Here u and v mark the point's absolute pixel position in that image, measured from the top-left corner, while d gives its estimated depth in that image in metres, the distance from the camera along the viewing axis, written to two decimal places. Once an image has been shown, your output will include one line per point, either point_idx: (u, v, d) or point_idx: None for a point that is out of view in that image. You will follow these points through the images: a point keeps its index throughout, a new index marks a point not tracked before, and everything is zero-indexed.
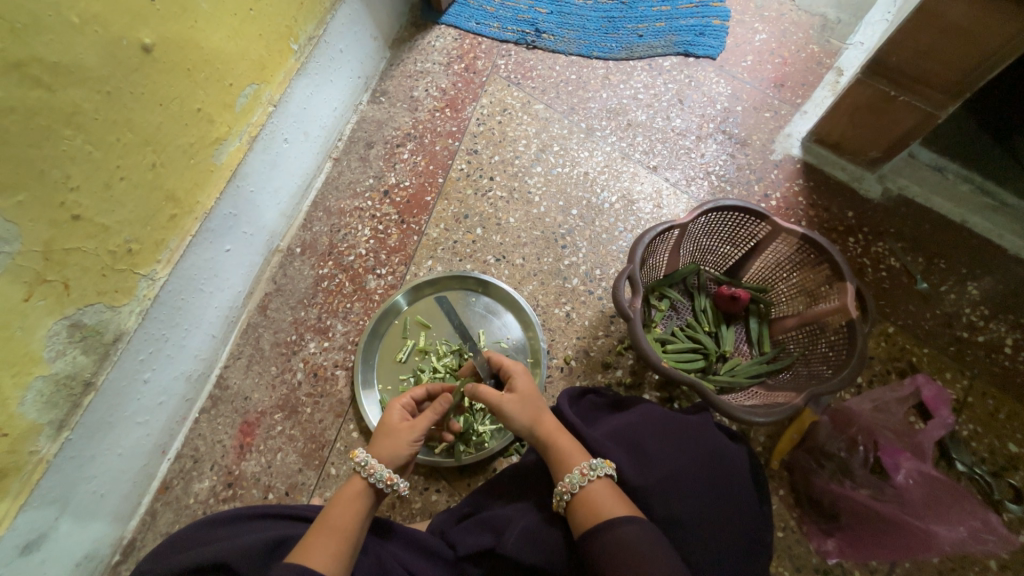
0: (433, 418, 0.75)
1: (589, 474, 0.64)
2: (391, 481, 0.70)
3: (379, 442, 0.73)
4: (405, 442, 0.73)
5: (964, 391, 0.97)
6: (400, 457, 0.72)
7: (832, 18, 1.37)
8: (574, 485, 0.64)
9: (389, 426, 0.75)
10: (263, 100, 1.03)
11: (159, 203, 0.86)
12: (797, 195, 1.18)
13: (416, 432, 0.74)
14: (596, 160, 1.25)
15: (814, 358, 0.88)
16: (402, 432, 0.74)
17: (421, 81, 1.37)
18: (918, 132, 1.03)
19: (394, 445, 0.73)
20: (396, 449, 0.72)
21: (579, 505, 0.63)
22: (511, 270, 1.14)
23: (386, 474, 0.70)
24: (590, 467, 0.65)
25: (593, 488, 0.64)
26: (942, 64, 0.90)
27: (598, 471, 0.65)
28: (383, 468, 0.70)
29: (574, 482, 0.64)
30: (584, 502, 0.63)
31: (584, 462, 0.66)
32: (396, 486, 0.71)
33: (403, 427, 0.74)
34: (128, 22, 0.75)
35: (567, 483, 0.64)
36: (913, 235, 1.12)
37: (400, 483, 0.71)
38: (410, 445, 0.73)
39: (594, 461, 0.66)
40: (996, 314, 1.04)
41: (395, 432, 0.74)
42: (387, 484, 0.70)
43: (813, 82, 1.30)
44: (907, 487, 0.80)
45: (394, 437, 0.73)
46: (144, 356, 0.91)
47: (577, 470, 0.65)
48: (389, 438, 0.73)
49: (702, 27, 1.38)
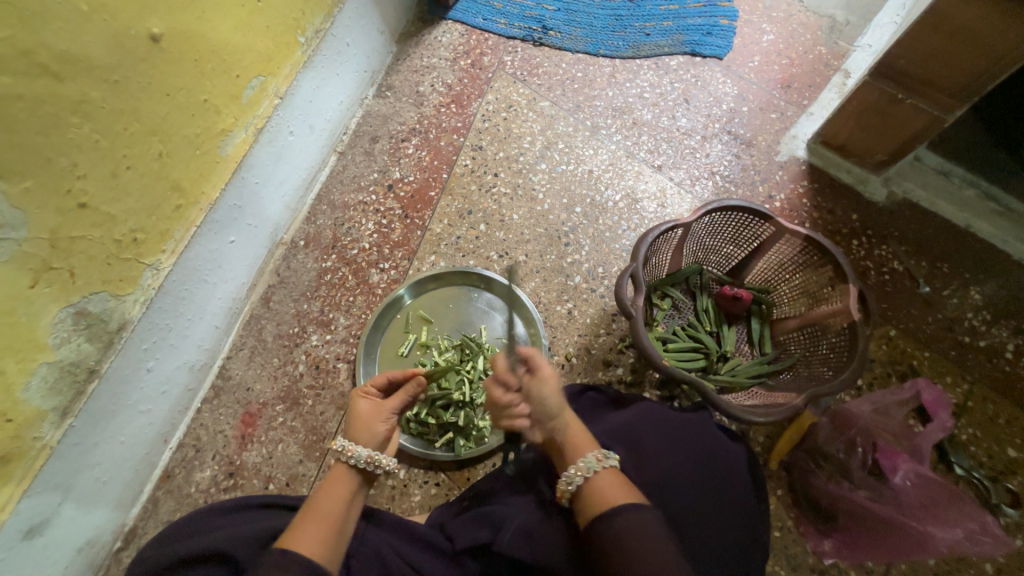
0: (405, 399, 0.76)
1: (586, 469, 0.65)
2: (371, 460, 0.70)
3: (353, 427, 0.74)
4: (380, 425, 0.74)
5: (964, 396, 0.97)
6: (378, 437, 0.73)
7: (841, 20, 1.37)
8: (569, 480, 0.65)
9: (358, 411, 0.75)
10: (270, 92, 1.03)
11: (165, 193, 0.87)
12: (802, 197, 1.18)
13: (389, 410, 0.76)
14: (601, 158, 1.25)
15: (815, 359, 0.89)
16: (374, 415, 0.75)
17: (427, 76, 1.37)
18: (924, 135, 1.02)
19: (369, 427, 0.73)
20: (373, 432, 0.73)
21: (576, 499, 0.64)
22: (514, 267, 1.14)
23: (364, 453, 0.70)
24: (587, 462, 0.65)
25: (597, 480, 0.63)
26: (953, 66, 0.89)
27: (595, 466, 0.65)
28: (361, 448, 0.70)
29: (570, 477, 0.65)
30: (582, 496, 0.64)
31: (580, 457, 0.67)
32: (378, 463, 0.71)
33: (378, 412, 0.75)
34: (136, 11, 0.75)
35: (563, 479, 0.65)
36: (916, 239, 1.11)
37: (382, 460, 0.71)
38: (386, 422, 0.75)
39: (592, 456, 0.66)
40: (999, 319, 1.03)
41: (369, 417, 0.74)
42: (367, 463, 0.70)
43: (820, 83, 1.29)
44: (904, 489, 0.79)
45: (368, 419, 0.74)
46: (147, 346, 0.92)
47: (593, 456, 0.65)
48: (362, 421, 0.74)
49: (710, 27, 1.38)
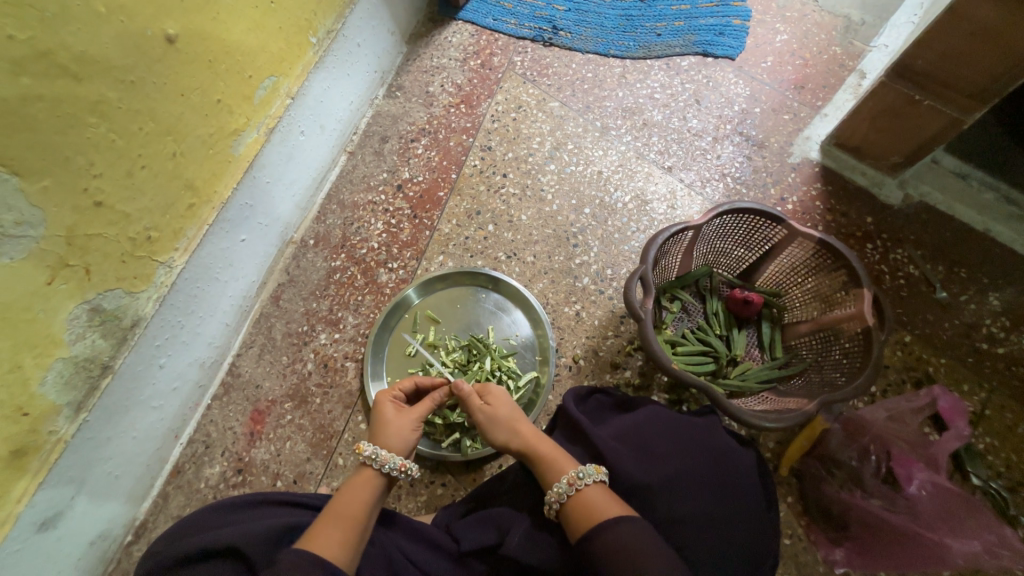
0: (432, 408, 0.79)
1: (578, 482, 0.64)
2: (403, 468, 0.72)
3: (382, 432, 0.74)
4: (409, 430, 0.76)
5: (981, 404, 0.94)
6: (407, 445, 0.74)
7: (856, 20, 1.34)
8: (562, 494, 0.64)
9: (386, 416, 0.77)
10: (281, 92, 1.04)
11: (178, 192, 0.88)
12: (815, 200, 1.16)
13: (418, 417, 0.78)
14: (610, 159, 1.24)
15: (827, 365, 0.88)
16: (403, 419, 0.77)
17: (437, 76, 1.37)
18: (941, 138, 1.00)
19: (398, 431, 0.75)
20: (403, 437, 0.75)
21: (572, 512, 0.63)
22: (521, 268, 1.14)
23: (398, 462, 0.71)
24: (580, 475, 0.64)
25: (585, 494, 0.63)
26: (972, 67, 0.87)
27: (588, 478, 0.64)
28: (395, 457, 0.71)
29: (563, 491, 0.64)
30: (576, 508, 0.63)
31: (572, 470, 0.66)
32: (409, 471, 0.72)
33: (406, 416, 0.77)
34: (153, 13, 0.76)
35: (556, 493, 0.64)
36: (933, 243, 1.09)
37: (411, 469, 0.73)
38: (413, 429, 0.76)
39: (583, 470, 0.65)
40: (1018, 326, 1.01)
41: (397, 422, 0.76)
42: (400, 471, 0.72)
43: (835, 84, 1.27)
44: (920, 498, 0.78)
45: (394, 425, 0.75)
46: (160, 342, 0.93)
47: (565, 479, 0.65)
48: (392, 427, 0.75)
49: (722, 27, 1.37)
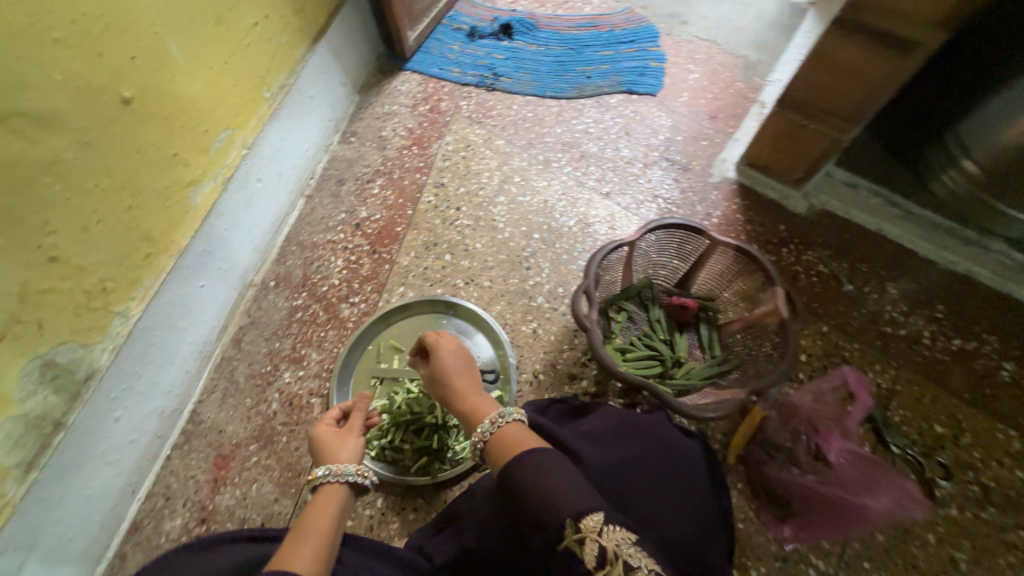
0: (366, 416, 0.83)
1: (499, 421, 0.68)
2: (360, 472, 0.75)
3: (326, 454, 0.77)
4: (353, 442, 0.79)
5: (892, 380, 1.07)
6: (354, 454, 0.77)
7: (754, 59, 1.56)
8: (485, 433, 0.68)
9: (325, 439, 0.79)
10: (237, 143, 1.10)
11: (135, 243, 0.91)
12: (735, 213, 1.30)
13: (358, 428, 0.82)
14: (554, 189, 1.35)
15: (757, 357, 0.98)
16: (343, 435, 0.80)
17: (389, 122, 1.47)
18: (828, 155, 1.17)
19: (342, 447, 0.78)
20: (349, 450, 0.78)
21: (494, 448, 0.66)
22: (479, 292, 1.20)
23: (353, 468, 0.74)
24: (501, 415, 0.69)
25: (505, 431, 0.67)
26: (840, 94, 1.05)
27: (507, 417, 0.68)
28: (349, 465, 0.74)
29: (486, 430, 0.68)
30: (497, 444, 0.66)
31: (493, 413, 0.70)
32: (367, 475, 0.75)
33: (346, 432, 0.80)
34: (109, 78, 0.82)
35: (479, 433, 0.68)
36: (837, 243, 1.24)
37: (369, 473, 0.76)
38: (357, 440, 0.80)
39: (503, 411, 0.69)
40: (914, 309, 1.15)
41: (339, 440, 0.79)
42: (358, 476, 0.74)
43: (742, 113, 1.46)
44: (841, 466, 0.86)
45: (337, 444, 0.78)
46: (116, 394, 0.92)
47: (487, 421, 0.69)
48: (334, 445, 0.78)
49: (642, 69, 1.55)
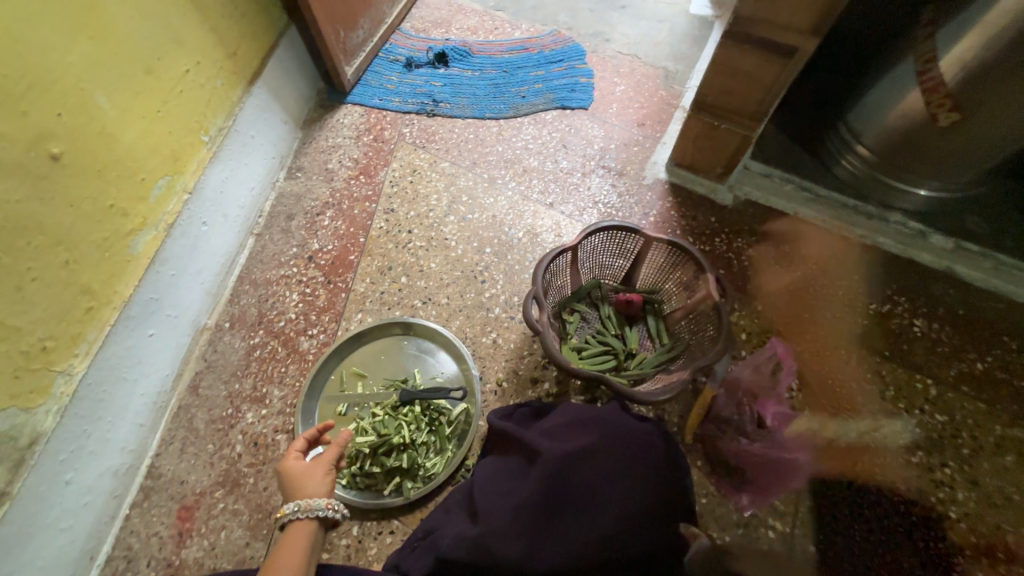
0: (339, 448, 0.84)
1: None
2: (330, 507, 0.76)
3: (297, 487, 0.78)
4: (323, 475, 0.80)
5: (822, 347, 1.17)
6: (325, 488, 0.78)
7: (672, 69, 1.70)
8: None
9: (295, 473, 0.79)
10: (178, 189, 1.10)
11: (74, 298, 0.89)
12: (670, 210, 1.40)
13: (329, 460, 0.82)
14: (501, 204, 1.41)
15: (699, 340, 1.05)
16: (314, 467, 0.80)
17: (334, 154, 1.49)
18: (741, 151, 1.29)
19: (313, 481, 0.79)
20: (319, 483, 0.78)
21: None
22: (438, 310, 1.24)
23: (323, 504, 0.75)
24: None
25: None
26: (742, 97, 1.17)
27: None
28: (318, 500, 0.75)
29: None
30: None
31: None
32: (336, 509, 0.76)
33: (317, 464, 0.81)
34: (36, 137, 0.82)
35: None
36: (762, 229, 1.36)
37: (339, 507, 0.77)
38: (327, 472, 0.81)
39: None
40: (835, 281, 1.27)
41: (310, 473, 0.79)
42: (328, 511, 0.75)
43: (666, 119, 1.58)
44: (776, 429, 0.95)
45: (307, 477, 0.79)
46: (64, 456, 0.89)
47: None
48: (305, 479, 0.79)
49: (573, 85, 1.65)
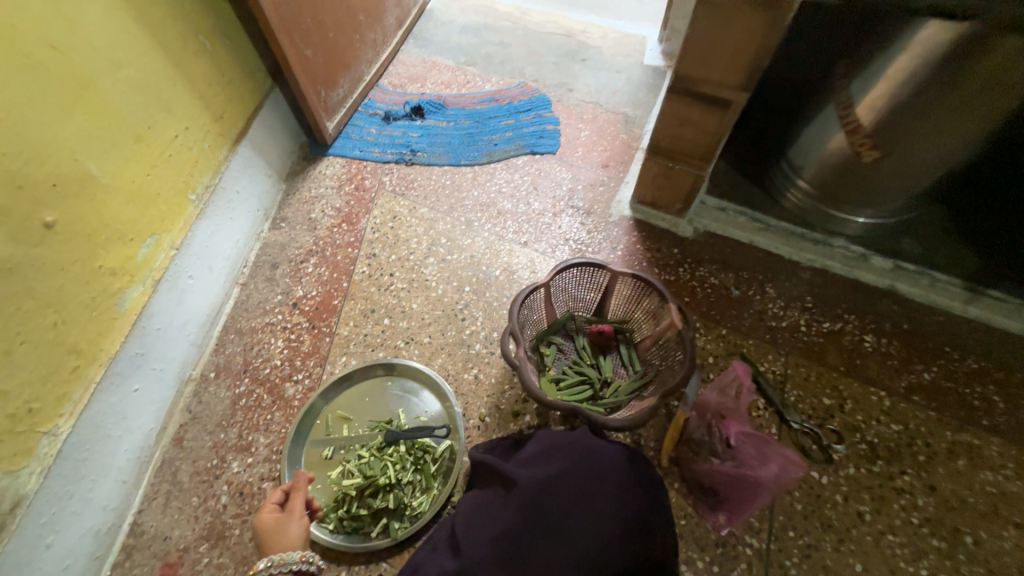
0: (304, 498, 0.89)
1: None
2: (303, 559, 0.78)
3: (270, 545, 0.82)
4: (293, 528, 0.84)
5: (783, 366, 1.25)
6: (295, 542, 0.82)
7: (632, 114, 1.85)
8: None
9: (266, 531, 0.83)
10: (164, 246, 1.15)
11: (61, 358, 0.92)
12: (636, 244, 1.51)
13: (297, 513, 0.87)
14: (478, 244, 1.50)
15: (667, 366, 1.12)
16: (284, 523, 0.85)
17: (317, 204, 1.57)
18: (695, 188, 1.41)
19: (283, 536, 0.83)
20: (289, 538, 0.83)
21: None
22: (420, 349, 1.28)
23: (296, 555, 0.77)
24: None
25: None
26: (690, 142, 1.30)
27: None
28: (291, 553, 0.78)
29: None
30: None
31: None
32: (311, 560, 0.78)
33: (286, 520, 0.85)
34: (31, 208, 0.86)
35: None
36: (721, 257, 1.46)
37: (314, 557, 0.79)
38: (297, 525, 0.85)
39: None
40: (791, 303, 1.37)
41: (280, 529, 0.84)
42: (302, 562, 0.77)
43: (628, 160, 1.71)
44: (739, 447, 0.99)
45: (278, 534, 0.83)
46: (46, 519, 0.89)
47: None
48: (275, 536, 0.83)
49: (541, 132, 1.79)
